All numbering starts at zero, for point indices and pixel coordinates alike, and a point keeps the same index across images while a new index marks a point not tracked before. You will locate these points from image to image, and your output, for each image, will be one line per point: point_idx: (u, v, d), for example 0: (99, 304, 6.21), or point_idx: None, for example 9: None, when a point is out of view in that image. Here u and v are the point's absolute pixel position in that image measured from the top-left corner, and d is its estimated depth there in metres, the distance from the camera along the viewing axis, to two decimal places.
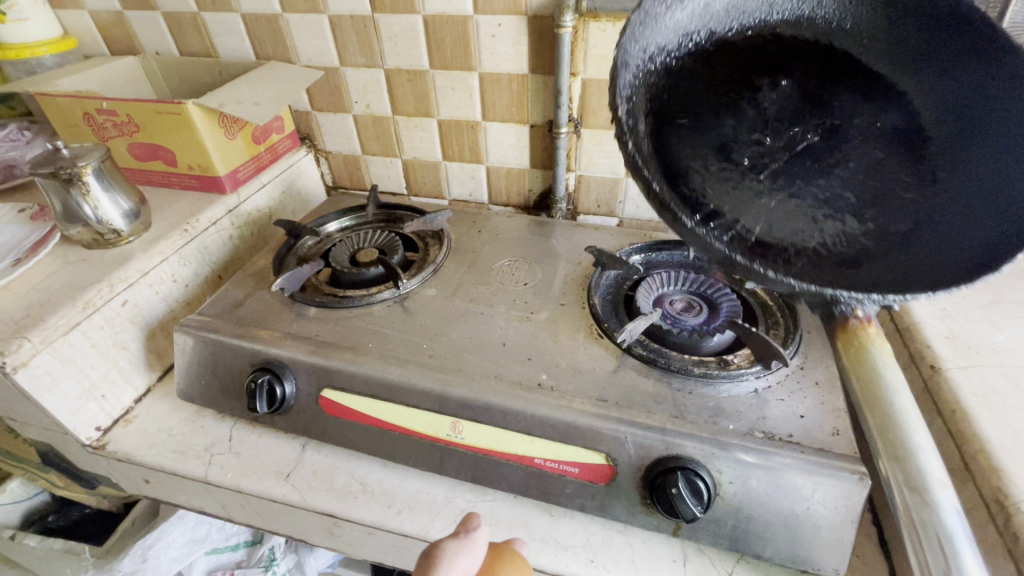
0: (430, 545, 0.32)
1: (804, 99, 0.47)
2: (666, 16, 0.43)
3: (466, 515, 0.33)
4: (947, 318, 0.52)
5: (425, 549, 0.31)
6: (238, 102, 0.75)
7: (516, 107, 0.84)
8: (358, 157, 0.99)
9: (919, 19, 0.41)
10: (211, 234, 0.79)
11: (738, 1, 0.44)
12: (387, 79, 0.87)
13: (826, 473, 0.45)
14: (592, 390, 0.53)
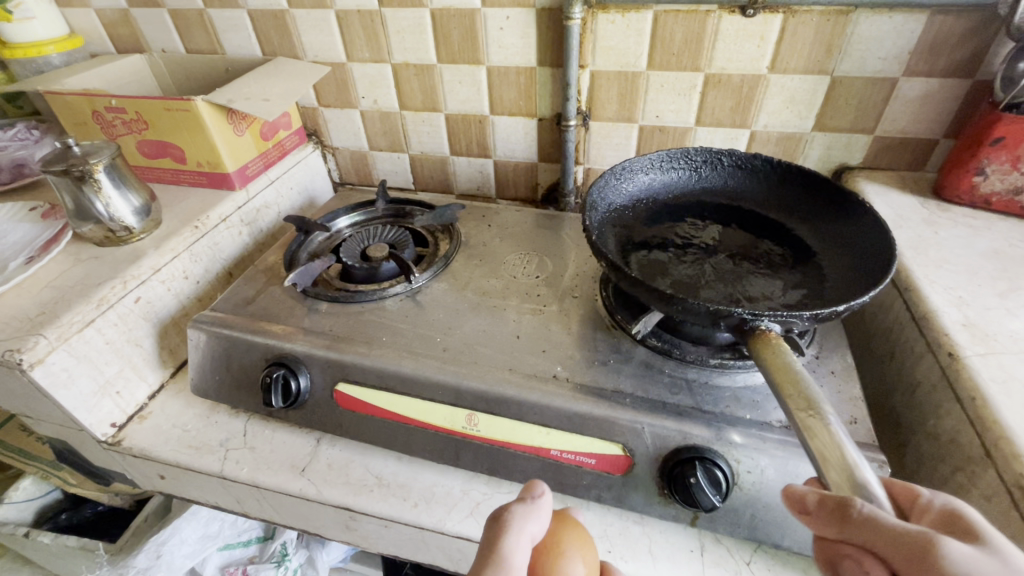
0: (500, 508, 0.37)
1: (732, 235, 0.65)
2: (623, 177, 0.68)
3: (528, 484, 0.38)
4: (964, 305, 0.52)
5: (494, 513, 0.36)
6: (247, 98, 0.75)
7: (524, 100, 0.84)
8: (365, 153, 0.99)
9: (769, 184, 0.67)
10: (221, 230, 0.79)
11: (654, 174, 0.70)
12: (394, 74, 0.87)
13: None
14: (608, 381, 0.53)
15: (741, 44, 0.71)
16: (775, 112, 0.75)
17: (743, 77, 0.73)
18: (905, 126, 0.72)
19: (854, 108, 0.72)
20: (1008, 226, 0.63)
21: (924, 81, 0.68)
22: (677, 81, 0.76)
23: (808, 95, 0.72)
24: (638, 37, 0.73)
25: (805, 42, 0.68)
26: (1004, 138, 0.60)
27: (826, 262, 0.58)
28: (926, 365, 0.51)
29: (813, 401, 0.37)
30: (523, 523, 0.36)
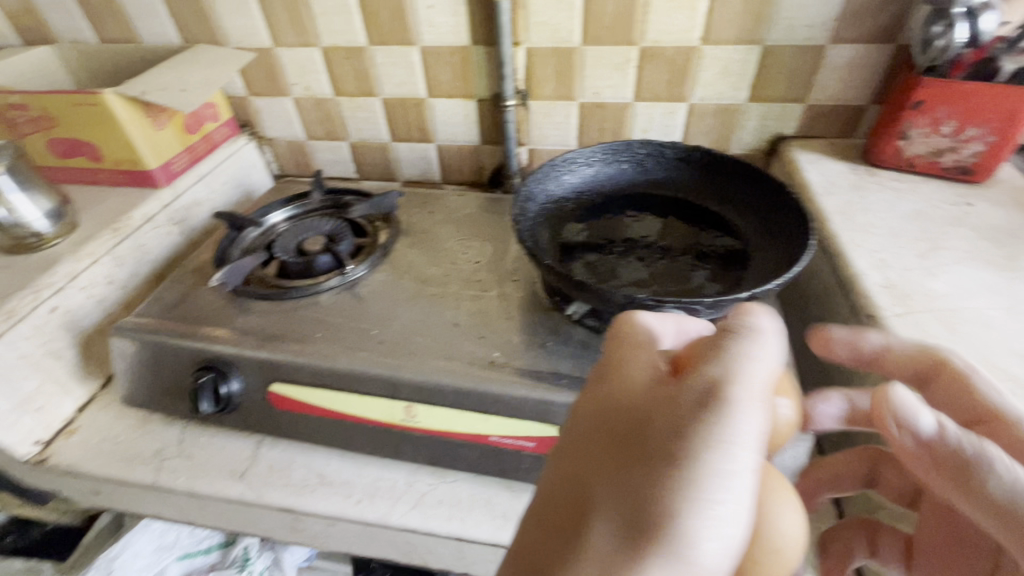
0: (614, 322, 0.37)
1: (673, 224, 0.64)
2: (567, 167, 0.68)
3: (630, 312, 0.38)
4: (886, 268, 0.53)
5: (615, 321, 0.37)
6: (162, 89, 0.71)
7: (460, 81, 0.81)
8: (302, 142, 0.95)
9: (710, 176, 0.67)
10: (147, 231, 0.75)
11: (598, 166, 0.69)
12: (324, 58, 0.83)
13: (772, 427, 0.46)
14: (546, 364, 0.53)
15: (673, 15, 0.70)
16: (710, 84, 0.75)
17: (676, 50, 0.73)
18: (835, 93, 0.73)
19: (786, 77, 0.72)
20: (930, 187, 0.65)
21: (850, 48, 0.69)
22: (612, 56, 0.75)
23: (740, 65, 0.72)
24: (570, 11, 0.71)
25: (735, 12, 0.68)
26: (924, 101, 0.61)
27: (758, 254, 0.58)
28: (851, 328, 0.52)
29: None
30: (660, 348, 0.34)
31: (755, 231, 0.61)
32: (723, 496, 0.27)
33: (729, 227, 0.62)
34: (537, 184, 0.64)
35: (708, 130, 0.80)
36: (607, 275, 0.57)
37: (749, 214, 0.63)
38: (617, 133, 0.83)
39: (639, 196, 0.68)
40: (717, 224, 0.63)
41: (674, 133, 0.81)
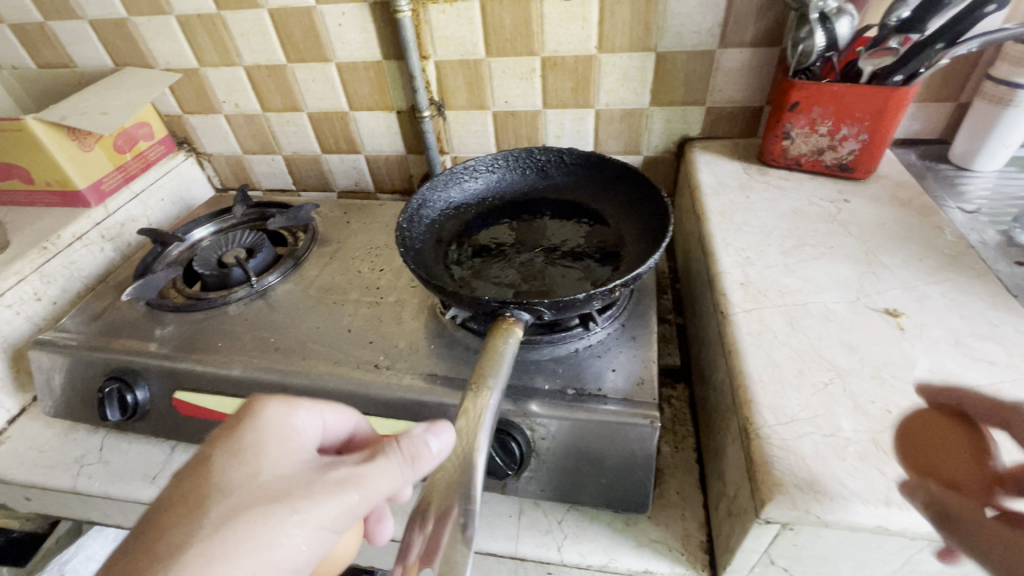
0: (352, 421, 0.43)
1: (564, 226, 0.66)
2: (469, 175, 0.71)
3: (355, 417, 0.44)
4: (747, 265, 0.56)
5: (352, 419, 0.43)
6: (83, 113, 0.74)
7: (378, 95, 0.84)
8: (239, 157, 0.99)
9: (605, 180, 0.70)
10: (77, 248, 0.79)
11: (502, 173, 0.73)
12: (249, 76, 0.86)
13: (624, 420, 0.48)
14: (425, 365, 0.56)
15: (567, 26, 0.72)
16: (612, 90, 0.77)
17: (575, 59, 0.75)
18: (731, 95, 0.75)
19: (683, 81, 0.75)
20: (813, 185, 0.68)
21: (738, 52, 0.71)
22: (517, 66, 0.77)
23: (638, 72, 0.75)
24: (470, 25, 0.74)
25: (624, 22, 0.71)
26: (799, 102, 0.64)
27: (636, 254, 0.60)
28: (713, 322, 0.54)
29: (480, 379, 0.42)
30: (238, 449, 0.35)
31: (637, 232, 0.63)
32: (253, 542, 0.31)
33: (616, 228, 0.65)
34: (437, 191, 0.68)
35: (618, 134, 0.82)
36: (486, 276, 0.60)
37: (635, 216, 0.65)
38: (533, 140, 0.86)
39: (538, 201, 0.70)
40: (606, 225, 0.66)
41: (586, 138, 0.84)
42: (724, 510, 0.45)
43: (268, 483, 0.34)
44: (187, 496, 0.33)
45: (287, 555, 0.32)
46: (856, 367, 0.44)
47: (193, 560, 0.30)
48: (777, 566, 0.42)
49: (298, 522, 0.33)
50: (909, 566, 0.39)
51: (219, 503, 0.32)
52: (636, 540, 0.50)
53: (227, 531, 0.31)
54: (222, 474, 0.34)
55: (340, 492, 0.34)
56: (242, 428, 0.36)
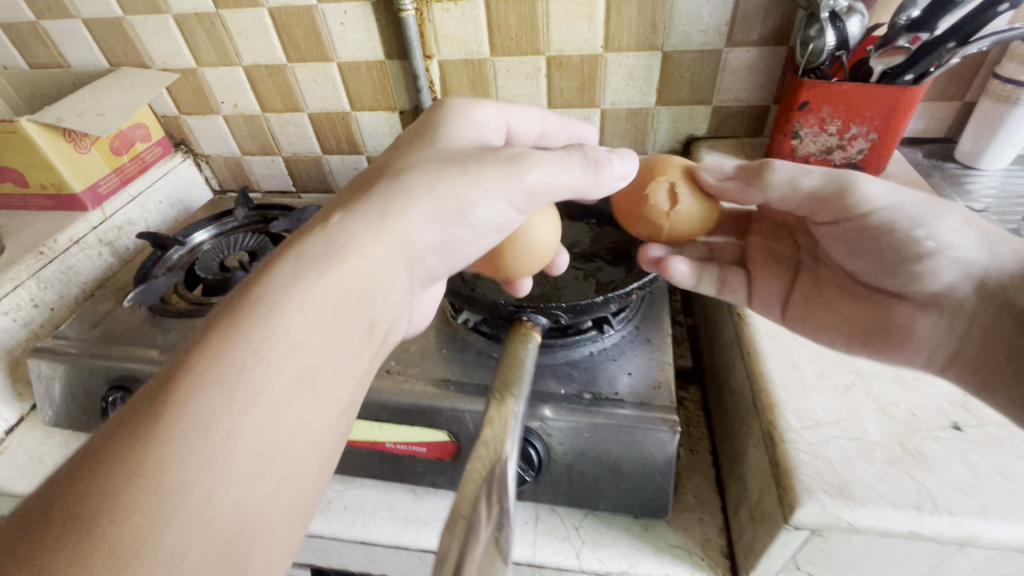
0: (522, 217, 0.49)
1: (574, 228, 0.66)
2: None
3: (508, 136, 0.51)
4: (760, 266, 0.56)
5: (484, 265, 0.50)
6: (79, 114, 0.72)
7: (381, 95, 0.83)
8: (238, 158, 0.97)
9: None
10: (75, 253, 0.77)
11: None
12: (248, 76, 0.85)
13: (642, 424, 0.48)
14: (438, 370, 0.55)
15: (573, 25, 0.71)
16: (619, 89, 0.77)
17: (581, 58, 0.74)
18: (738, 95, 0.75)
19: (689, 80, 0.74)
20: None
21: (745, 51, 0.71)
22: (521, 66, 0.76)
23: (645, 71, 0.74)
24: (475, 24, 0.73)
25: (631, 21, 0.70)
26: (808, 101, 0.63)
27: None
28: (729, 324, 0.54)
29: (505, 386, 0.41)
30: (371, 194, 0.39)
31: None
32: (399, 210, 0.38)
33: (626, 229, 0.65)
34: None
35: (623, 134, 0.82)
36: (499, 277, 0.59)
37: None
38: None
39: (548, 203, 0.70)
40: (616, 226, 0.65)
41: None
42: (746, 515, 0.45)
43: (448, 156, 0.42)
44: (379, 173, 0.41)
45: (414, 244, 0.39)
46: (878, 371, 0.45)
47: (370, 217, 0.38)
48: (802, 571, 0.42)
49: (477, 182, 0.40)
50: (936, 570, 0.39)
51: (397, 179, 0.40)
52: (655, 545, 0.49)
53: (407, 181, 0.39)
54: (416, 155, 0.42)
55: (512, 165, 0.41)
56: (416, 141, 0.44)
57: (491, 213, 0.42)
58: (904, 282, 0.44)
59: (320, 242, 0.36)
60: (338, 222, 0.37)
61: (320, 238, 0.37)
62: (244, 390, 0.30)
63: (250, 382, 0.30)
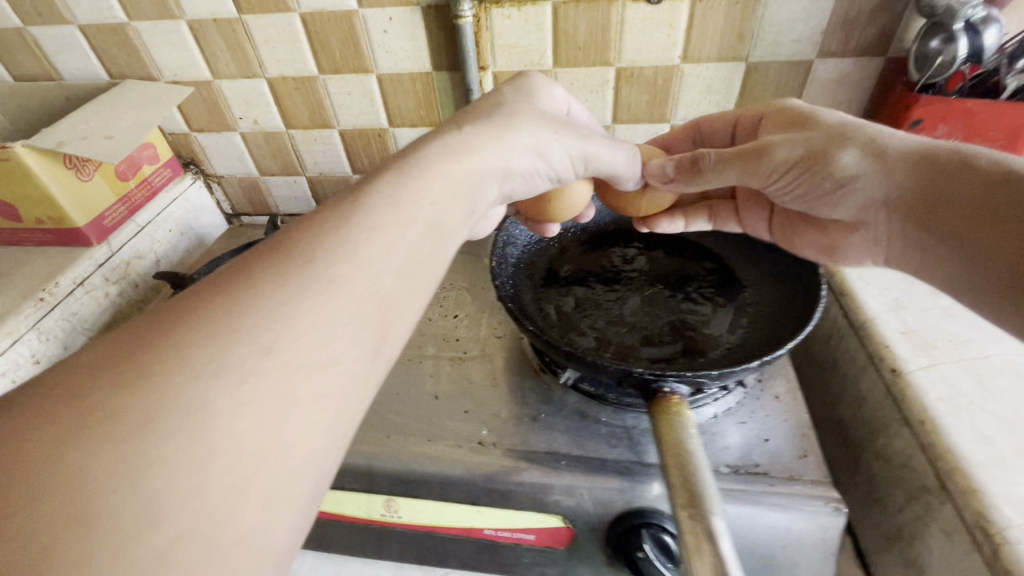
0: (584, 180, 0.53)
1: (668, 265, 0.59)
2: None
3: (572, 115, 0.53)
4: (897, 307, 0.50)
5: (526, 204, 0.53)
6: (84, 138, 0.62)
7: (424, 110, 0.75)
8: (255, 179, 0.87)
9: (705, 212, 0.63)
10: (80, 297, 0.67)
11: None
12: (272, 89, 0.75)
13: (800, 507, 0.41)
14: (540, 442, 0.47)
15: (650, 34, 0.64)
16: (693, 103, 0.70)
17: (655, 69, 0.67)
18: (824, 109, 0.69)
19: (772, 93, 0.68)
20: None
21: (839, 63, 0.64)
22: (587, 78, 0.69)
23: (724, 83, 0.68)
24: (538, 32, 0.65)
25: (716, 28, 0.63)
26: (922, 120, 0.57)
27: (762, 298, 0.53)
28: (871, 380, 0.48)
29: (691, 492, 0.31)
30: (484, 116, 0.41)
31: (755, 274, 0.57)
32: (512, 142, 0.40)
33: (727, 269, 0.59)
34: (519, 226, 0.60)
35: None
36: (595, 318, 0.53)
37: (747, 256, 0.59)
38: None
39: (631, 238, 0.64)
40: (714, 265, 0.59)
41: None
42: None
43: (543, 109, 0.45)
44: (487, 107, 0.43)
45: (511, 169, 0.40)
46: None
47: (488, 137, 0.39)
48: None
49: (558, 138, 0.43)
50: None
51: (511, 112, 0.42)
52: None
53: (517, 115, 0.42)
54: (518, 98, 0.45)
55: (585, 137, 0.45)
56: (525, 84, 0.47)
57: (561, 166, 0.44)
58: (833, 207, 0.46)
59: (445, 139, 0.38)
60: (458, 134, 0.39)
61: (442, 142, 0.38)
62: (398, 249, 0.31)
63: (383, 243, 0.30)
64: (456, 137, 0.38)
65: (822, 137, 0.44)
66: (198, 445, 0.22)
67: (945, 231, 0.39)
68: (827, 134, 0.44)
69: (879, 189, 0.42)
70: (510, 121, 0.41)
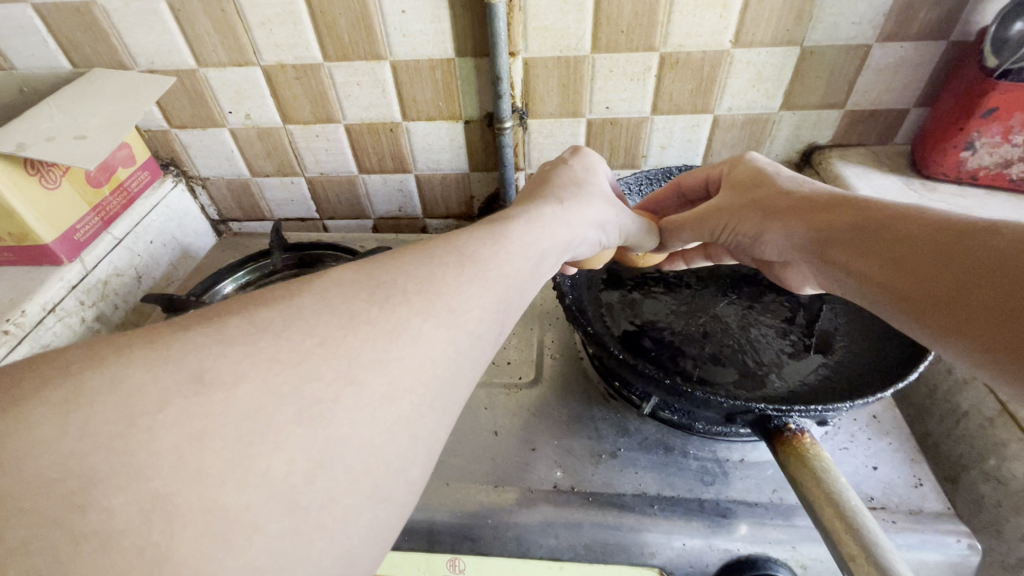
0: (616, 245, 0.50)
1: (732, 277, 0.55)
2: None
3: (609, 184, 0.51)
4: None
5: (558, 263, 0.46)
6: (49, 139, 0.53)
7: (443, 101, 0.67)
8: (246, 181, 0.77)
9: None
10: (49, 325, 0.58)
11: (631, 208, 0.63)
12: (268, 78, 0.66)
13: (931, 546, 0.37)
14: (626, 484, 0.42)
15: (701, 16, 0.58)
16: (740, 92, 0.65)
17: (703, 55, 0.61)
18: (878, 97, 0.64)
19: (825, 80, 0.63)
20: (999, 202, 0.58)
21: (899, 47, 0.60)
22: (628, 65, 0.63)
23: (776, 70, 0.62)
24: (578, 13, 0.58)
25: (773, 9, 0.57)
26: (997, 109, 0.54)
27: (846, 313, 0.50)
28: (978, 396, 0.44)
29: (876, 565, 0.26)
30: (553, 187, 0.40)
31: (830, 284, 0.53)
32: (589, 218, 0.39)
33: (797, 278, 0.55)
34: None
35: (734, 143, 0.70)
36: (667, 332, 0.49)
37: None
38: (631, 151, 0.72)
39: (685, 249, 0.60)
40: None
41: (696, 149, 0.71)
42: None
43: (602, 183, 0.44)
44: (545, 180, 0.42)
45: (579, 252, 0.39)
46: None
47: (572, 206, 0.38)
48: None
49: (614, 215, 0.42)
50: None
51: (578, 185, 0.41)
52: None
53: (586, 189, 0.41)
54: (577, 166, 0.44)
55: (628, 213, 0.44)
56: (578, 155, 0.46)
57: (608, 245, 0.43)
58: (763, 252, 0.45)
59: (534, 204, 0.37)
60: (538, 201, 0.37)
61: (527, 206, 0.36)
62: (519, 257, 0.29)
63: (504, 271, 0.27)
64: (540, 202, 0.37)
65: (742, 197, 0.45)
66: (345, 453, 0.19)
67: (838, 269, 0.36)
68: (749, 198, 0.44)
69: (788, 237, 0.41)
70: (583, 195, 0.40)
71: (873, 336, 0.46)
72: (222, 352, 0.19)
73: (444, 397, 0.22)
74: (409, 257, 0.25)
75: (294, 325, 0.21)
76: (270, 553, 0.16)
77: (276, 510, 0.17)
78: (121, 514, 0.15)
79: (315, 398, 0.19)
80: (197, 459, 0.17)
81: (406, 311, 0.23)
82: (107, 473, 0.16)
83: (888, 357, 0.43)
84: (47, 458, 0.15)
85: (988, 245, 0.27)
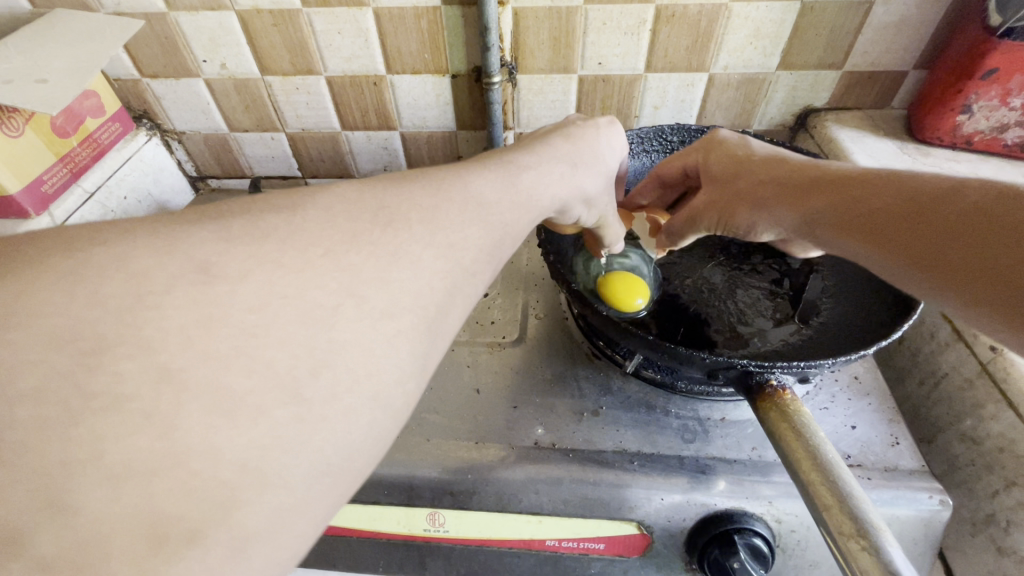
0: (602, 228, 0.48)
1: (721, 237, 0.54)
2: None
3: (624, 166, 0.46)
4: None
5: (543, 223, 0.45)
6: (8, 81, 0.50)
7: (430, 54, 0.64)
8: (224, 136, 0.74)
9: None
10: None
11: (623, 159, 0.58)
12: (244, 25, 0.62)
13: (903, 502, 0.37)
14: (607, 441, 0.42)
15: None
16: (737, 49, 0.63)
17: (700, 9, 0.59)
18: (877, 58, 0.62)
19: (824, 39, 0.61)
20: (992, 168, 0.57)
21: (901, 4, 0.58)
22: (622, 17, 0.60)
23: (774, 27, 0.60)
24: None
25: None
26: (997, 70, 0.53)
27: (839, 272, 0.49)
28: (959, 357, 0.44)
29: (856, 522, 0.26)
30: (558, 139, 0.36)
31: None
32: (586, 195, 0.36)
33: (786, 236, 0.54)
34: None
35: (729, 104, 0.68)
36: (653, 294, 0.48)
37: None
38: (624, 111, 0.70)
39: None
40: None
41: (690, 109, 0.69)
42: None
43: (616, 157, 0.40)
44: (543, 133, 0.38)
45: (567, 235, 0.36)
46: None
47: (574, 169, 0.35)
48: None
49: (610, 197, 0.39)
50: None
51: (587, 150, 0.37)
52: None
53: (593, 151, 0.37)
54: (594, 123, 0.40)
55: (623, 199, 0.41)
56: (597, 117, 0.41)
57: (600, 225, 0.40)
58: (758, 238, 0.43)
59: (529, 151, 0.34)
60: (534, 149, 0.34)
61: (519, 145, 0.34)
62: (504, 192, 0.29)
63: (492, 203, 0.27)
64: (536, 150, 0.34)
65: (726, 188, 0.42)
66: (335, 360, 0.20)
67: (842, 243, 0.34)
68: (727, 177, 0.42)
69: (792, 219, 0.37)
70: (589, 158, 0.36)
71: (862, 295, 0.46)
72: (227, 250, 0.19)
73: (433, 321, 0.23)
74: (399, 186, 0.25)
75: (289, 225, 0.21)
76: (275, 433, 0.18)
77: (280, 398, 0.18)
78: (135, 382, 0.16)
79: (303, 305, 0.20)
80: (203, 343, 0.17)
81: (395, 232, 0.23)
82: (119, 339, 0.16)
83: (874, 316, 0.43)
84: (62, 317, 0.16)
85: (1014, 213, 0.26)
